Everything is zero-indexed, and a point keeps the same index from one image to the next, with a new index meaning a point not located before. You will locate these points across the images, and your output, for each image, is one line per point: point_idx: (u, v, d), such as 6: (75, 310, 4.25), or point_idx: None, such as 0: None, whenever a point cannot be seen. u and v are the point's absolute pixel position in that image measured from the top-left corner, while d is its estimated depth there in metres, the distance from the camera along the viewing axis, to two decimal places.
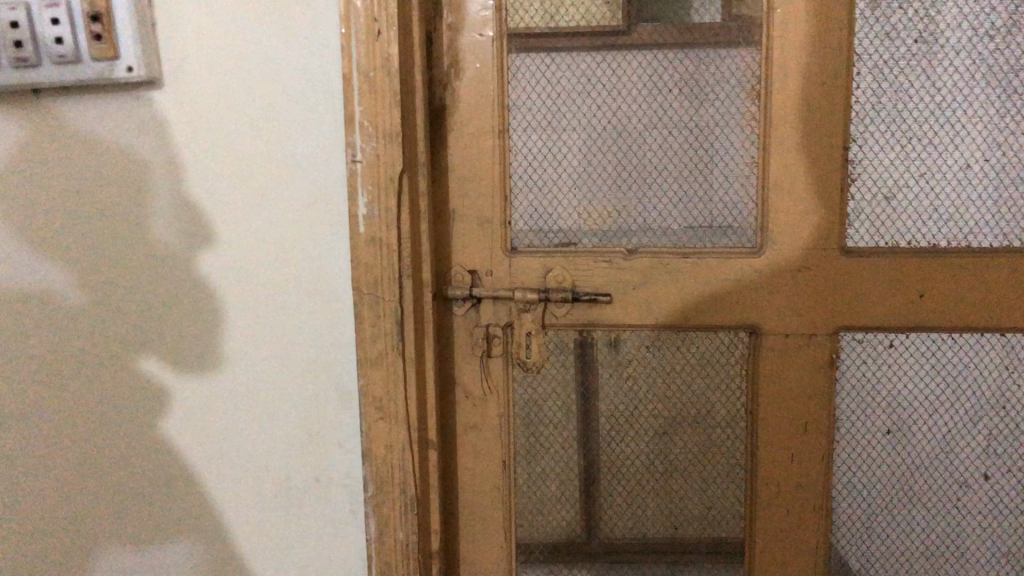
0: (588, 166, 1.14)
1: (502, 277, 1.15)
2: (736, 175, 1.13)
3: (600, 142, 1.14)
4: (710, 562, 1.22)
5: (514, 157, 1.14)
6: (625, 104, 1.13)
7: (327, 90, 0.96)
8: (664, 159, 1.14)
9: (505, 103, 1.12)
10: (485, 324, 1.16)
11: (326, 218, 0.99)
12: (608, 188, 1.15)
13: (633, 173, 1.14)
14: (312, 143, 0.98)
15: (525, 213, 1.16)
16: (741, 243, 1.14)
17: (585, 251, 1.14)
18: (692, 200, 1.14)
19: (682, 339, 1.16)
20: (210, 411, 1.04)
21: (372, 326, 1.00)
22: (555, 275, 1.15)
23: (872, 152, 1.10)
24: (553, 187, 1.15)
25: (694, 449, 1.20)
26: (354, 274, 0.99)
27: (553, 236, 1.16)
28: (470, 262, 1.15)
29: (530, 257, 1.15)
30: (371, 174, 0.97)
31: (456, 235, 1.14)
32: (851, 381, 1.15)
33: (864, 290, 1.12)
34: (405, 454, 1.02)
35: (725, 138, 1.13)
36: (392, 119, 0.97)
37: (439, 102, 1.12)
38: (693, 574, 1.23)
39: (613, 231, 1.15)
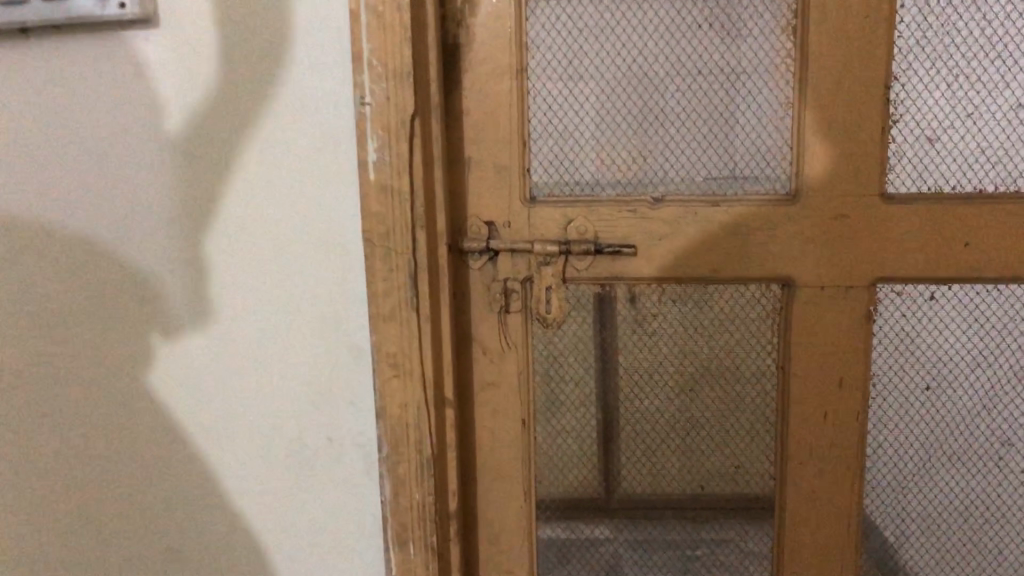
0: (611, 110, 1.08)
1: (521, 228, 1.10)
2: (770, 118, 1.06)
3: (624, 83, 1.07)
4: (735, 520, 1.17)
5: (532, 101, 1.08)
6: (651, 43, 1.06)
7: (334, 27, 0.91)
8: (692, 102, 1.07)
9: (522, 43, 1.05)
10: (503, 279, 1.10)
11: (335, 165, 0.94)
12: (633, 133, 1.08)
13: (659, 116, 1.07)
14: (318, 85, 0.92)
15: (545, 161, 1.09)
16: (775, 191, 1.07)
17: (608, 200, 1.09)
18: (722, 145, 1.07)
19: (709, 292, 1.10)
20: (217, 370, 1.00)
21: (385, 280, 0.95)
22: (577, 226, 1.09)
23: (916, 90, 1.03)
24: (574, 133, 1.09)
25: (722, 408, 1.15)
26: (365, 224, 0.94)
27: (575, 185, 1.10)
28: (487, 213, 1.09)
29: (550, 206, 1.09)
30: (382, 118, 0.92)
31: (471, 184, 1.09)
32: (888, 335, 1.09)
33: (903, 240, 1.05)
34: (421, 414, 0.98)
35: (758, 77, 1.05)
36: (404, 58, 0.91)
37: (453, 41, 1.05)
38: (716, 531, 1.18)
39: (639, 179, 1.09)
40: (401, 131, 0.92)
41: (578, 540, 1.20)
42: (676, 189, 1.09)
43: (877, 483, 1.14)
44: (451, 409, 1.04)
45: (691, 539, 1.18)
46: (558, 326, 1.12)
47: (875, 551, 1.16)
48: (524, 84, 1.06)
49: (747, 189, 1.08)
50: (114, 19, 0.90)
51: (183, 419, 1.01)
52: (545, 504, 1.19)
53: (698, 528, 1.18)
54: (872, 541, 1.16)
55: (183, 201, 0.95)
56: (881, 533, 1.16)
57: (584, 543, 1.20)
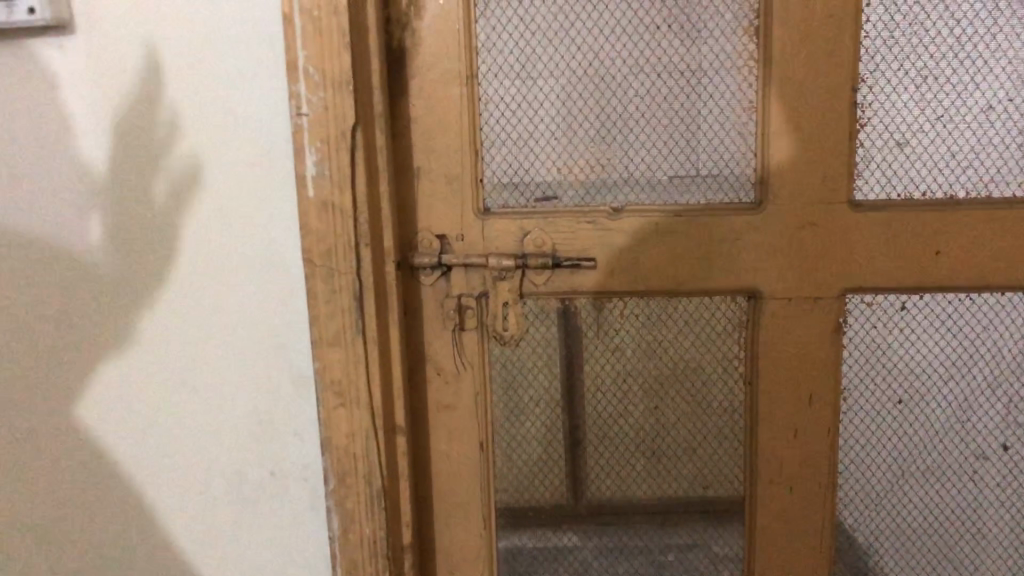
0: (567, 116, 1.02)
1: (475, 242, 1.04)
2: (733, 123, 1.01)
3: (580, 87, 1.01)
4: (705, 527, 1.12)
5: (484, 107, 1.02)
6: (607, 45, 1.00)
7: (267, 32, 0.84)
8: (652, 106, 1.01)
9: (472, 46, 1.00)
10: (457, 295, 1.04)
11: (271, 181, 0.87)
12: (591, 140, 1.03)
13: (617, 122, 1.02)
14: (251, 94, 0.85)
15: (499, 169, 1.04)
16: (739, 199, 1.03)
17: (566, 210, 1.03)
18: (683, 152, 1.02)
19: (674, 306, 1.06)
20: (150, 402, 0.93)
21: (328, 301, 0.89)
22: (534, 238, 1.03)
23: (884, 93, 0.98)
24: (529, 140, 1.03)
25: (688, 425, 1.10)
26: (305, 243, 0.88)
27: (531, 195, 1.04)
28: (438, 226, 1.03)
29: (505, 218, 1.03)
30: (322, 129, 0.85)
31: (421, 196, 1.03)
32: (859, 348, 1.05)
33: (873, 248, 1.01)
34: (369, 443, 0.92)
35: (720, 80, 1.00)
36: (344, 64, 0.85)
37: (398, 45, 0.99)
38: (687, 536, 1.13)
39: (597, 188, 1.04)
40: (342, 142, 0.86)
41: (543, 549, 1.14)
42: (637, 198, 1.03)
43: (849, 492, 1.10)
44: (403, 436, 0.98)
45: (659, 543, 1.13)
46: (516, 343, 1.07)
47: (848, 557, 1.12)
48: (475, 89, 1.00)
49: (710, 197, 1.03)
50: (24, 25, 0.84)
51: (114, 455, 0.94)
52: (505, 521, 1.13)
53: (666, 533, 1.13)
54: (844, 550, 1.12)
55: (109, 221, 0.89)
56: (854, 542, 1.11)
57: (552, 551, 1.14)
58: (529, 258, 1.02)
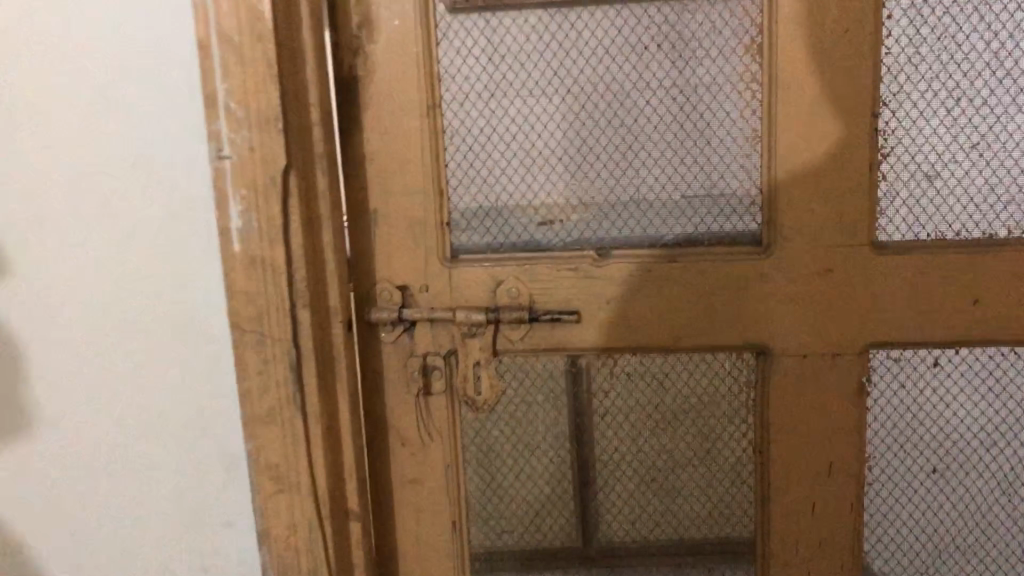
0: (545, 149, 0.89)
1: (442, 293, 0.91)
2: (735, 156, 0.88)
3: (559, 116, 0.88)
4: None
5: (449, 140, 0.89)
6: (590, 67, 0.87)
7: (182, 63, 0.72)
8: (642, 138, 0.88)
9: (433, 71, 0.87)
10: (422, 354, 0.91)
11: (190, 235, 0.75)
12: (572, 176, 0.90)
13: (603, 156, 0.89)
14: (166, 137, 0.73)
15: (468, 210, 0.91)
16: (744, 243, 0.89)
17: (544, 255, 0.90)
18: (679, 190, 0.89)
19: (672, 364, 0.92)
20: (61, 488, 0.81)
21: (260, 373, 0.77)
22: (507, 288, 0.90)
23: (909, 117, 0.85)
24: (502, 177, 0.90)
25: (692, 500, 0.96)
26: (232, 307, 0.76)
27: (505, 239, 0.91)
28: (399, 276, 0.91)
29: (475, 266, 0.90)
30: (248, 174, 0.73)
31: (379, 243, 0.90)
32: (886, 410, 0.91)
33: (900, 298, 0.87)
34: (313, 535, 0.81)
35: (718, 105, 0.87)
36: (272, 98, 0.72)
37: (349, 72, 0.87)
38: None
39: (581, 231, 0.91)
40: (272, 190, 0.74)
41: None
42: (627, 242, 0.90)
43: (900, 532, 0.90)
44: (358, 522, 0.85)
45: None
46: (490, 407, 0.94)
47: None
48: (438, 122, 0.88)
49: (711, 241, 0.90)
50: None
51: (25, 549, 0.82)
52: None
53: None
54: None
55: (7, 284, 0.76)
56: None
57: None
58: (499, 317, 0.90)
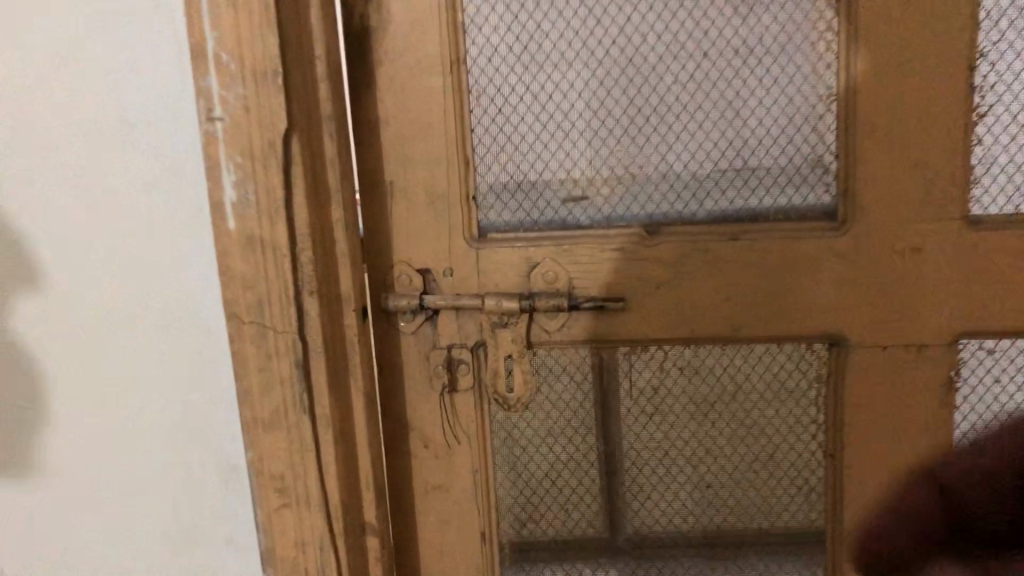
0: (585, 112, 0.77)
1: (468, 277, 0.80)
2: (806, 118, 0.76)
3: (602, 73, 0.76)
4: None
5: (476, 102, 0.78)
6: (638, 16, 0.75)
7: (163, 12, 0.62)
8: (699, 99, 0.76)
9: (457, 22, 0.75)
10: (446, 347, 0.80)
11: (179, 213, 0.66)
12: (617, 143, 0.78)
13: (652, 118, 0.77)
14: (151, 99, 0.64)
15: (498, 183, 0.80)
16: (817, 219, 0.77)
17: (585, 234, 0.79)
18: (740, 157, 0.77)
19: (731, 356, 0.81)
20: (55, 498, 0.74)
21: (261, 370, 0.66)
22: (543, 272, 0.79)
23: (1013, 70, 0.73)
24: (536, 144, 0.78)
25: (751, 507, 0.85)
26: (228, 293, 0.65)
27: (539, 215, 0.80)
28: (420, 258, 0.80)
29: (505, 246, 0.79)
30: (243, 139, 0.62)
31: (397, 220, 0.79)
32: (980, 411, 0.79)
33: (998, 281, 0.75)
34: (325, 554, 0.70)
35: (788, 59, 0.75)
36: (270, 48, 0.61)
37: (361, 21, 0.75)
38: None
39: (626, 206, 0.79)
40: (271, 158, 0.63)
41: None
42: (681, 218, 0.79)
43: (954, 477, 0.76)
44: (377, 539, 0.75)
45: None
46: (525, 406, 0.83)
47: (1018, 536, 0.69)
48: (462, 81, 0.76)
49: (776, 216, 0.78)
50: None
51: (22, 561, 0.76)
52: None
53: None
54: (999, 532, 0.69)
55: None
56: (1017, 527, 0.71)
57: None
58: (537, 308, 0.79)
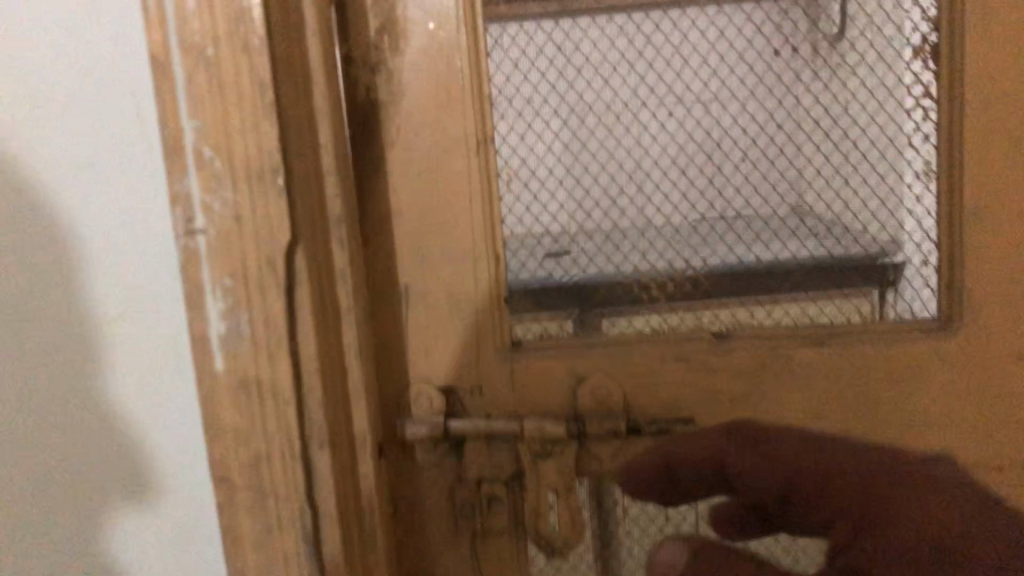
0: (630, 196, 0.68)
1: (501, 397, 0.66)
2: (892, 196, 0.64)
3: (652, 146, 0.67)
4: None
5: (508, 188, 0.66)
6: (694, 80, 0.66)
7: (140, 111, 0.50)
8: (758, 178, 0.67)
9: (484, 93, 0.63)
10: (474, 481, 0.67)
11: (158, 356, 0.53)
12: (670, 224, 0.68)
13: (710, 196, 0.68)
14: (123, 220, 0.51)
15: (535, 282, 0.67)
16: (899, 311, 0.65)
17: (641, 340, 0.66)
18: (810, 238, 0.66)
19: None
20: None
21: (260, 544, 0.52)
22: (592, 387, 0.65)
23: None
24: (577, 231, 0.68)
25: None
26: (215, 450, 0.51)
27: (585, 316, 0.68)
28: (441, 376, 0.66)
29: (544, 357, 0.66)
30: (234, 256, 0.49)
31: (413, 332, 0.65)
32: None
33: None
34: None
35: (871, 129, 0.64)
36: (267, 140, 0.48)
37: (367, 95, 0.62)
38: None
39: (683, 304, 0.67)
40: (271, 279, 0.49)
41: None
42: (725, 304, 0.67)
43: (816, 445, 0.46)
44: None
45: None
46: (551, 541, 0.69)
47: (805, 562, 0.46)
48: (490, 163, 0.64)
49: (839, 302, 0.66)
50: None
51: None
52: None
53: None
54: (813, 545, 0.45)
55: None
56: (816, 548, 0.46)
57: None
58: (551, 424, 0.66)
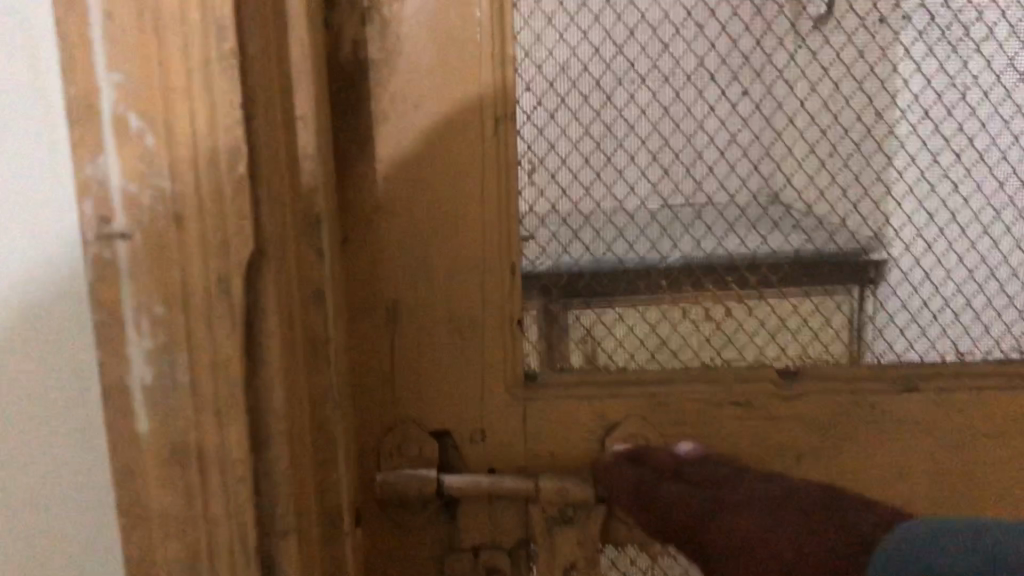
0: (683, 202, 0.52)
1: (510, 444, 0.52)
2: (1004, 205, 0.51)
3: (717, 132, 0.51)
4: None
5: (530, 182, 0.51)
6: (778, 52, 0.50)
7: (21, 56, 0.32)
8: (851, 185, 0.51)
9: (507, 52, 0.48)
10: (471, 549, 0.53)
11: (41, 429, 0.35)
12: (735, 234, 0.52)
13: (787, 199, 0.52)
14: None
15: (557, 301, 0.53)
16: (982, 351, 0.53)
17: (690, 375, 0.53)
18: (895, 255, 0.52)
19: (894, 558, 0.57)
20: None
21: None
22: (625, 436, 0.52)
23: None
24: (615, 237, 0.52)
25: None
26: (135, 544, 0.35)
27: (615, 344, 0.53)
28: (436, 415, 0.52)
29: (567, 396, 0.52)
30: (170, 270, 0.33)
31: (403, 361, 0.51)
32: None
33: None
34: None
35: (992, 129, 0.50)
36: (226, 107, 0.33)
37: (354, 53, 0.48)
38: None
39: (740, 332, 0.53)
40: (222, 309, 0.34)
41: None
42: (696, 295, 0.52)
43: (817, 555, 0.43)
44: None
45: None
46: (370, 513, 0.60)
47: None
48: (510, 147, 0.49)
49: (838, 303, 0.53)
50: None
51: None
52: None
53: None
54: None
55: None
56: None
57: None
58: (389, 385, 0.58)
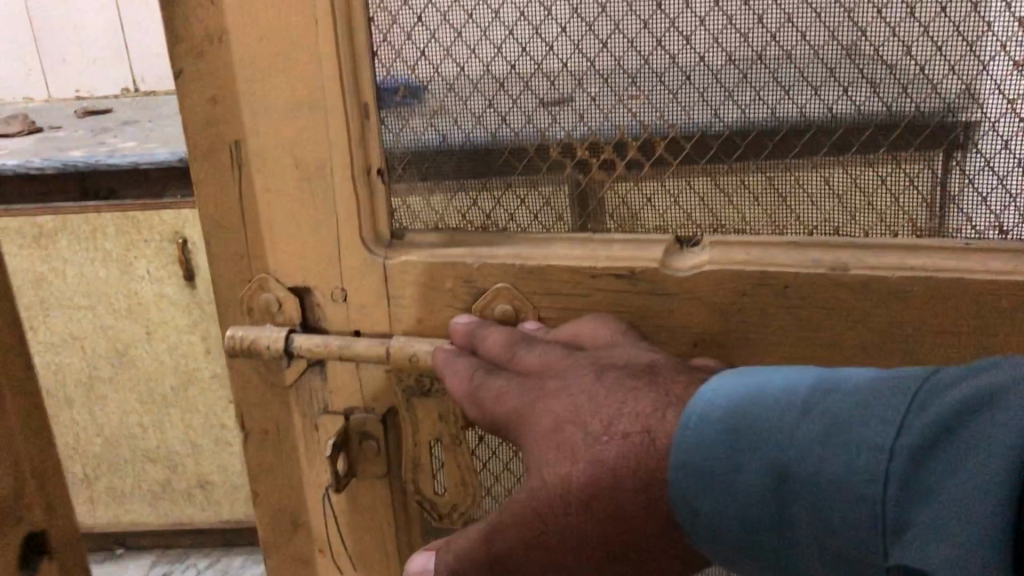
0: (557, 33, 0.42)
1: (372, 305, 0.48)
2: (981, 33, 0.38)
3: None
4: None
5: (419, 22, 0.44)
6: None
7: None
8: (767, 10, 0.40)
9: None
10: (342, 413, 0.50)
11: None
12: (625, 72, 0.42)
13: (687, 28, 0.41)
14: None
15: (425, 159, 0.46)
16: (949, 228, 0.42)
17: (574, 240, 0.45)
18: (830, 103, 0.40)
19: None
20: None
21: None
22: (491, 304, 0.46)
23: None
24: (481, 76, 0.44)
25: None
26: None
27: (493, 203, 0.46)
28: (296, 269, 0.48)
29: (430, 254, 0.46)
30: None
31: (256, 208, 0.47)
32: None
33: None
34: None
35: None
36: None
37: None
38: None
39: (635, 193, 0.44)
40: None
41: None
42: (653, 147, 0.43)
43: (644, 379, 0.35)
44: None
45: None
46: (177, 329, 1.04)
47: (936, 405, 0.27)
48: None
49: (826, 169, 0.41)
50: None
51: None
52: None
53: None
54: (830, 495, 0.28)
55: None
56: (877, 535, 0.27)
57: None
58: (197, 283, 1.01)
